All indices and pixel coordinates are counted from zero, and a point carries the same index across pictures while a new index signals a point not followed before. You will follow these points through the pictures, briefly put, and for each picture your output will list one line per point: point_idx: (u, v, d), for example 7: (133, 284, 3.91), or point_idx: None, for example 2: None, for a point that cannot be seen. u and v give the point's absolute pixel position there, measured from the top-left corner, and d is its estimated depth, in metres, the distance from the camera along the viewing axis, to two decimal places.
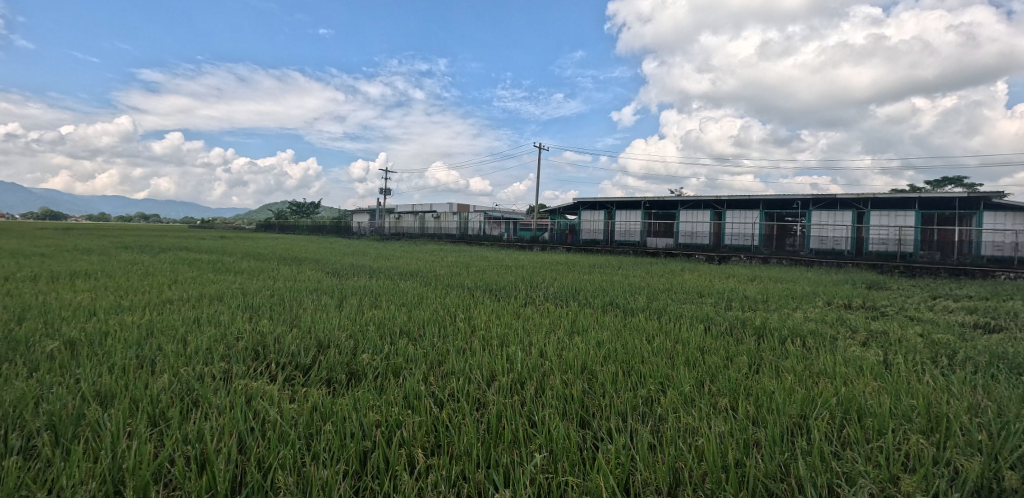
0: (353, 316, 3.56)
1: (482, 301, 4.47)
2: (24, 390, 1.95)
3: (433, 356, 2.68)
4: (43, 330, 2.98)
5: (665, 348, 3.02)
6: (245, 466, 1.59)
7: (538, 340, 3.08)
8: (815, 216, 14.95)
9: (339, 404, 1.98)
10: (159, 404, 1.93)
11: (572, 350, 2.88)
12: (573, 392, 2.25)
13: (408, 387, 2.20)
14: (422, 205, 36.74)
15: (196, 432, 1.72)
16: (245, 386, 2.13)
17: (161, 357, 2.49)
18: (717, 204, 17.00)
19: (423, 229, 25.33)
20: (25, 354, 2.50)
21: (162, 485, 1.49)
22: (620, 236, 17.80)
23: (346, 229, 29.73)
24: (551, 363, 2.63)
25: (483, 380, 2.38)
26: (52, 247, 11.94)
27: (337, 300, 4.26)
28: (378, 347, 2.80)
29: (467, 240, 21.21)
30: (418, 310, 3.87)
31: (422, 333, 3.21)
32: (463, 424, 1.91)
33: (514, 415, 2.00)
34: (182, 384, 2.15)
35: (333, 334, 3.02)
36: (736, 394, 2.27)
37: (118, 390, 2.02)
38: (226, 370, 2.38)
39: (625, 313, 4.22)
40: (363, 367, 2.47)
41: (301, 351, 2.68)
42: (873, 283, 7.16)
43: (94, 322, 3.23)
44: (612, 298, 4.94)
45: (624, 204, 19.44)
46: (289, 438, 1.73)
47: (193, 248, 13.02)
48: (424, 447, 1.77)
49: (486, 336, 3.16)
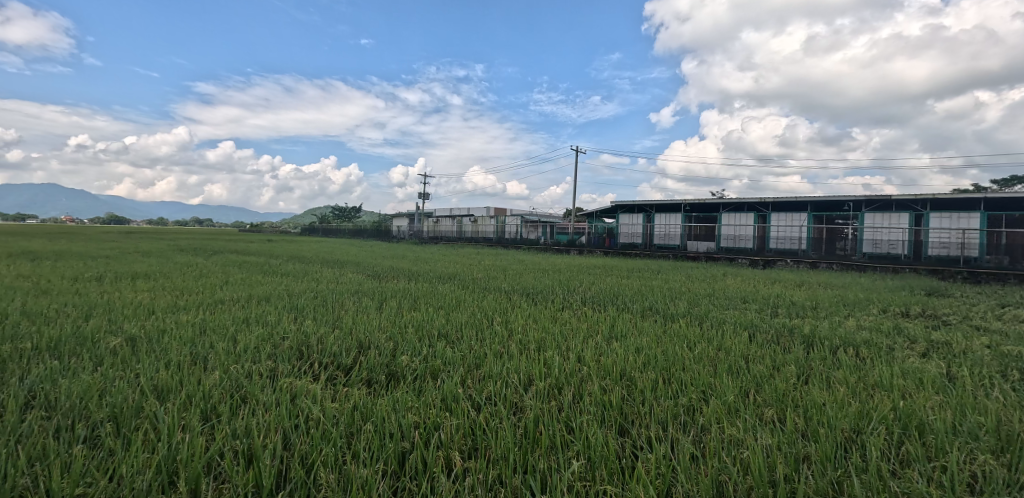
0: (393, 318, 3.63)
1: (519, 305, 4.47)
2: (89, 383, 2.08)
3: (471, 359, 2.70)
4: (107, 327, 3.18)
5: (707, 355, 2.93)
6: (289, 462, 1.64)
7: (576, 345, 3.05)
8: (868, 218, 14.22)
9: (379, 405, 2.01)
10: (210, 400, 2.01)
11: (610, 355, 2.83)
12: (611, 398, 2.21)
13: (445, 389, 2.22)
14: (461, 209, 37.29)
15: (245, 428, 1.79)
16: (289, 385, 2.20)
17: (213, 354, 2.62)
18: (761, 207, 16.42)
19: (461, 233, 25.63)
20: (90, 349, 2.67)
21: (212, 477, 1.55)
22: (659, 239, 17.46)
23: (386, 232, 30.41)
24: (588, 369, 2.60)
25: (521, 384, 2.38)
26: (117, 249, 12.77)
27: (378, 303, 4.35)
28: (417, 350, 2.84)
29: (504, 244, 21.31)
30: (455, 313, 3.91)
31: (459, 336, 3.24)
32: (500, 428, 1.91)
33: (551, 420, 1.98)
34: (232, 380, 2.24)
35: (373, 335, 3.09)
36: (783, 405, 2.17)
37: (173, 385, 2.14)
38: (272, 368, 2.47)
39: (665, 319, 4.13)
40: (402, 369, 2.52)
41: (343, 351, 2.76)
42: (933, 290, 6.72)
43: (153, 320, 3.42)
44: (651, 303, 4.85)
45: (663, 206, 19.06)
46: (331, 435, 1.78)
47: (244, 251, 13.64)
48: (462, 450, 1.78)
49: (523, 340, 3.16)
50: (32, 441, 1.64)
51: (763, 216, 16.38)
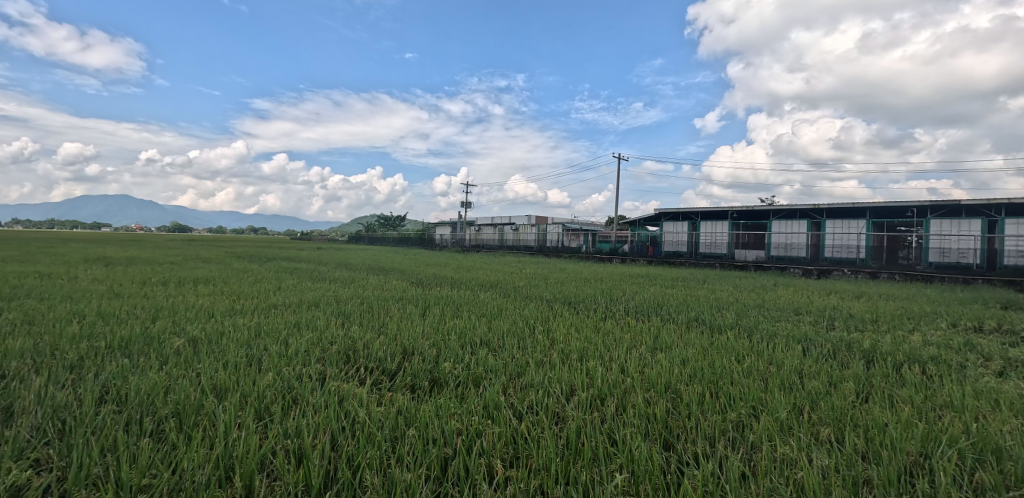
0: (436, 325, 3.69)
1: (561, 314, 4.44)
2: (157, 380, 2.23)
3: (513, 367, 2.70)
4: (172, 329, 3.39)
5: (757, 370, 2.81)
6: (337, 463, 1.69)
7: (619, 356, 3.00)
8: (934, 225, 13.31)
9: (423, 410, 2.05)
10: (264, 400, 2.10)
11: (654, 367, 2.77)
12: (654, 411, 2.16)
13: (487, 396, 2.23)
14: (502, 218, 37.62)
15: (296, 428, 1.86)
16: (337, 388, 2.27)
17: (267, 356, 2.74)
18: (815, 214, 15.69)
19: (501, 241, 25.78)
20: (157, 349, 2.85)
21: (266, 474, 1.62)
22: (705, 248, 16.97)
23: (429, 240, 30.96)
24: (632, 380, 2.55)
25: (563, 394, 2.36)
26: (179, 256, 13.58)
27: (421, 310, 4.43)
28: (459, 357, 2.87)
29: (545, 252, 21.26)
30: (497, 321, 3.93)
31: (501, 344, 3.25)
32: (542, 437, 1.90)
33: (594, 432, 1.96)
34: (284, 382, 2.34)
35: (417, 341, 3.14)
36: (841, 425, 2.06)
37: (230, 385, 2.25)
38: (321, 371, 2.56)
39: (711, 331, 3.99)
40: (445, 375, 2.55)
41: (388, 357, 2.82)
42: (1011, 303, 6.21)
43: (213, 323, 3.61)
44: (697, 314, 4.71)
45: (709, 214, 18.54)
46: (376, 439, 1.82)
47: (294, 258, 14.19)
48: (504, 458, 1.78)
49: (564, 350, 3.13)
50: (105, 434, 1.76)
51: (817, 223, 15.65)
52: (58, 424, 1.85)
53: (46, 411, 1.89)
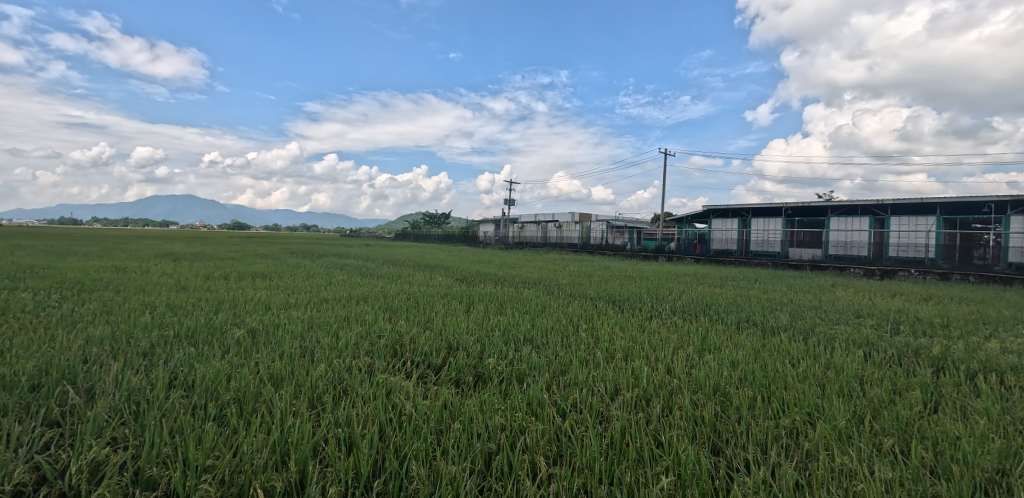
0: (480, 321, 3.73)
1: (605, 312, 4.38)
2: (219, 368, 2.36)
3: (556, 365, 2.69)
4: (233, 320, 3.59)
5: (814, 375, 2.67)
6: (384, 453, 1.73)
7: (665, 356, 2.93)
8: (1015, 222, 12.24)
9: (467, 405, 2.07)
10: (316, 390, 2.19)
11: (702, 368, 2.69)
12: (703, 414, 2.10)
13: (531, 393, 2.24)
14: (546, 216, 37.56)
15: (346, 418, 1.92)
16: (385, 381, 2.33)
17: (319, 348, 2.85)
18: (879, 210, 14.75)
19: (545, 239, 25.71)
20: (219, 339, 3.03)
21: (319, 460, 1.69)
22: (757, 246, 16.31)
23: (473, 237, 31.29)
24: (678, 381, 2.48)
25: (607, 393, 2.33)
26: (238, 252, 14.32)
27: (466, 306, 4.48)
28: (503, 353, 2.89)
29: (588, 250, 21.03)
30: (541, 318, 3.93)
31: (545, 341, 3.24)
32: (586, 437, 1.88)
33: (639, 433, 1.92)
34: (335, 373, 2.43)
35: (461, 337, 3.18)
36: (907, 435, 1.93)
37: (286, 374, 2.36)
38: (370, 364, 2.64)
39: (764, 332, 3.83)
40: (489, 371, 2.57)
41: (433, 351, 2.88)
42: None
43: (269, 315, 3.80)
44: (748, 315, 4.54)
45: (762, 211, 17.80)
46: (422, 431, 1.86)
47: (344, 254, 14.69)
48: (547, 455, 1.77)
49: (609, 348, 3.09)
50: (175, 416, 1.88)
51: (881, 221, 14.73)
52: (133, 406, 1.99)
53: (124, 395, 2.04)
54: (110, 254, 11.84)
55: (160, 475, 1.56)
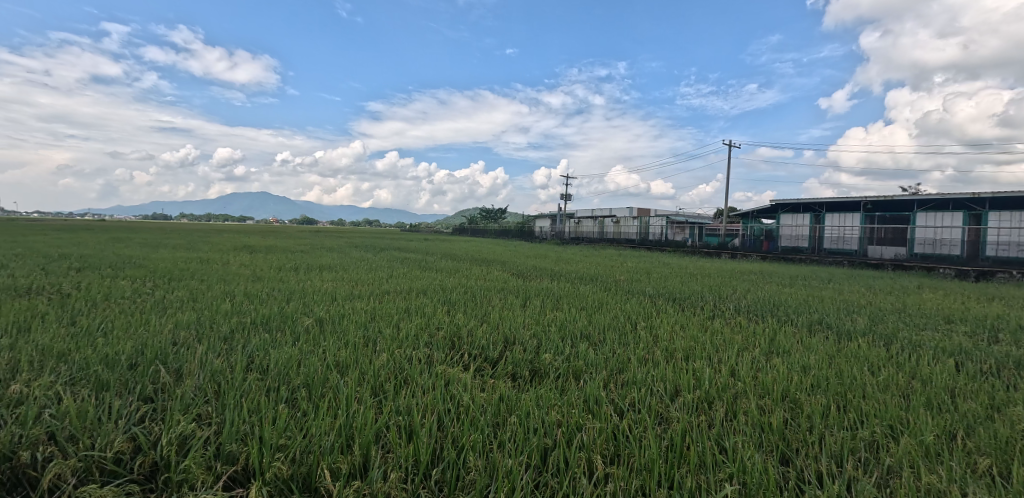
0: (536, 316, 3.73)
1: (664, 310, 4.25)
2: (290, 354, 2.51)
3: (614, 363, 2.64)
4: (302, 309, 3.80)
5: (897, 384, 2.46)
6: (442, 443, 1.77)
7: (728, 357, 2.81)
8: None
9: (524, 399, 2.07)
10: (379, 378, 2.27)
11: (770, 372, 2.55)
12: (771, 420, 1.98)
13: (588, 390, 2.21)
14: (603, 212, 37.06)
15: (407, 406, 1.98)
16: (443, 372, 2.38)
17: (381, 338, 2.96)
18: (974, 204, 13.38)
19: (602, 234, 25.33)
20: (291, 326, 3.22)
21: (381, 445, 1.75)
22: (831, 243, 15.27)
23: (529, 233, 31.36)
24: (744, 384, 2.37)
25: (666, 394, 2.27)
26: (307, 245, 15.13)
27: (522, 301, 4.48)
28: (560, 348, 2.88)
29: (647, 245, 20.52)
30: (598, 315, 3.88)
31: (602, 338, 3.19)
32: (645, 438, 1.83)
33: (701, 436, 1.85)
34: (396, 362, 2.51)
35: (518, 331, 3.20)
36: (1008, 457, 1.74)
37: (351, 362, 2.46)
38: (429, 355, 2.70)
39: (839, 336, 3.57)
40: (545, 366, 2.57)
41: (490, 345, 2.91)
42: None
43: (336, 305, 3.99)
44: (821, 316, 4.25)
45: (837, 205, 16.63)
46: (479, 423, 1.88)
47: (404, 248, 15.18)
48: (604, 455, 1.74)
49: (669, 347, 3.00)
50: (252, 397, 2.01)
51: (976, 216, 13.36)
52: (215, 386, 2.15)
53: (207, 375, 2.21)
54: (196, 246, 12.89)
55: (238, 451, 1.67)
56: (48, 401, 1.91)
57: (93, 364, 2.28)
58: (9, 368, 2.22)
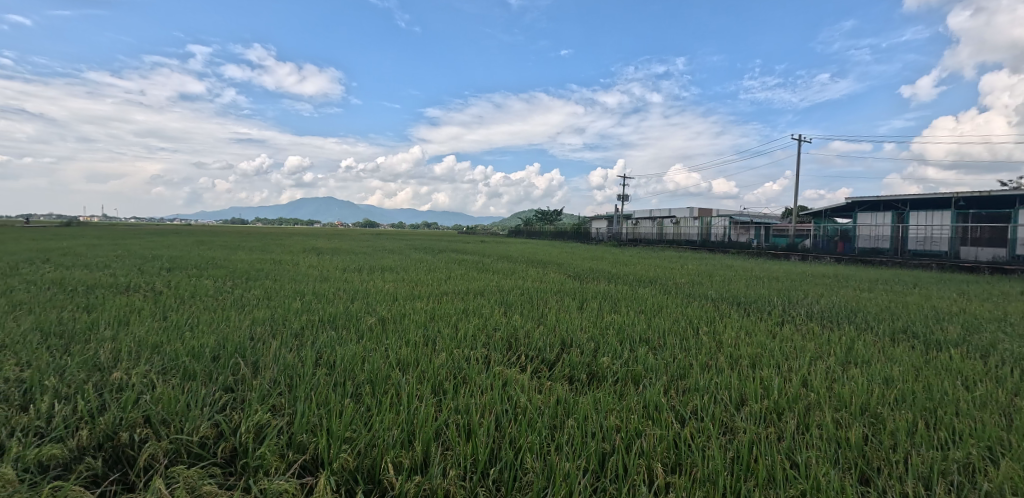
0: (594, 319, 3.68)
1: (728, 314, 4.08)
2: (355, 352, 2.62)
3: (675, 369, 2.55)
4: (366, 308, 3.96)
5: (997, 401, 2.22)
6: (500, 443, 1.78)
7: (799, 366, 2.65)
8: None
9: (582, 402, 2.05)
10: (438, 377, 2.32)
11: (847, 383, 2.37)
12: (848, 435, 1.85)
13: (648, 396, 2.15)
14: (662, 212, 36.10)
15: (465, 406, 2.01)
16: (501, 372, 2.40)
17: (440, 338, 3.03)
18: None
19: (661, 236, 24.64)
20: (355, 325, 3.37)
21: (441, 442, 1.79)
22: (916, 244, 14.05)
23: (585, 234, 31.00)
24: (817, 395, 2.22)
25: (732, 403, 2.17)
26: (370, 247, 15.74)
27: (579, 303, 4.44)
28: (618, 352, 2.82)
29: (709, 247, 19.75)
30: (658, 318, 3.77)
31: (662, 343, 3.11)
32: (708, 448, 1.76)
33: (770, 450, 1.75)
34: (455, 362, 2.56)
35: (575, 334, 3.17)
36: None
37: (412, 361, 2.53)
38: (487, 356, 2.73)
39: (928, 346, 3.27)
40: (603, 370, 2.53)
41: (547, 347, 2.90)
42: None
43: (397, 305, 4.12)
44: (906, 324, 3.91)
45: (924, 202, 15.26)
46: (537, 425, 1.87)
47: (462, 250, 15.44)
48: (665, 463, 1.69)
49: (733, 354, 2.87)
50: (321, 390, 2.12)
51: None
52: (288, 379, 2.28)
53: (280, 369, 2.35)
54: (269, 248, 13.72)
55: (308, 441, 1.76)
56: (144, 387, 2.10)
57: (182, 355, 2.48)
58: (112, 357, 2.46)
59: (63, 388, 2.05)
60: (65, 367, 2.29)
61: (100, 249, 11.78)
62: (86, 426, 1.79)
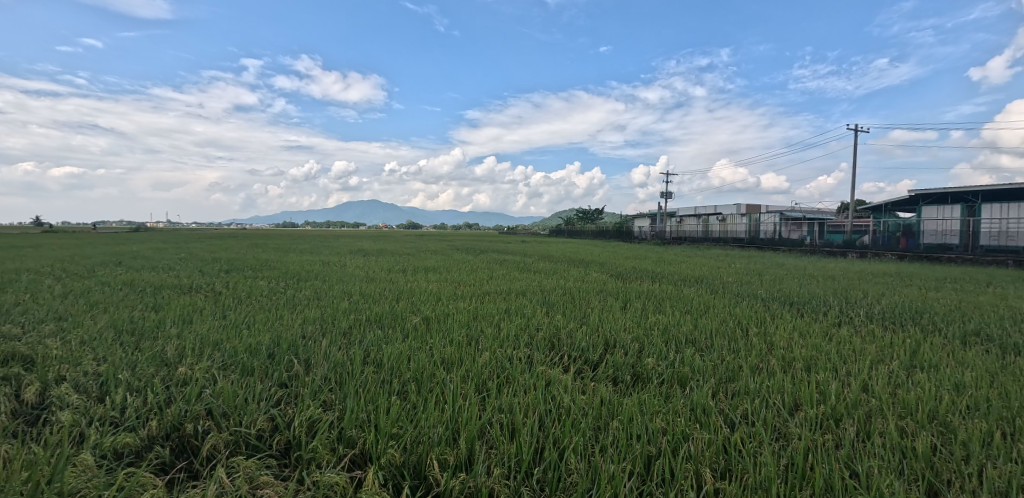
0: (638, 319, 3.62)
1: (780, 315, 3.91)
2: (400, 351, 2.68)
3: (722, 371, 2.47)
4: (411, 308, 4.05)
5: None
6: (544, 443, 1.78)
7: (858, 370, 2.51)
8: None
9: (626, 404, 2.02)
10: (482, 376, 2.34)
11: (912, 389, 2.23)
12: (915, 445, 1.73)
13: (695, 398, 2.10)
14: (707, 209, 35.09)
15: (509, 405, 2.02)
16: (544, 372, 2.40)
17: (482, 337, 3.05)
18: None
19: (707, 233, 23.92)
20: (401, 324, 3.44)
21: (485, 441, 1.80)
22: (990, 239, 13.01)
23: (627, 233, 30.49)
24: (879, 401, 2.10)
25: (785, 407, 2.08)
26: (413, 249, 16.06)
27: (622, 303, 4.37)
28: (663, 353, 2.76)
29: (758, 244, 19.02)
30: (704, 319, 3.66)
31: (709, 344, 3.02)
32: (760, 454, 1.69)
33: (828, 458, 1.66)
34: (498, 362, 2.58)
35: (618, 334, 3.12)
36: None
37: (456, 360, 2.56)
38: (529, 356, 2.73)
39: (1004, 350, 3.03)
40: (648, 371, 2.48)
41: (590, 347, 2.87)
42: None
43: (440, 305, 4.19)
44: (979, 326, 3.63)
45: (999, 194, 14.11)
46: (580, 425, 1.86)
47: (502, 250, 15.54)
48: (713, 468, 1.65)
49: (786, 356, 2.75)
50: (369, 388, 2.18)
51: None
52: (338, 375, 2.36)
53: (331, 366, 2.44)
54: (319, 250, 14.39)
55: (358, 436, 1.81)
56: (206, 382, 2.23)
57: (240, 352, 2.62)
58: (177, 353, 2.62)
59: (136, 381, 2.20)
60: (136, 362, 2.46)
61: (166, 252, 12.59)
62: (156, 417, 1.92)
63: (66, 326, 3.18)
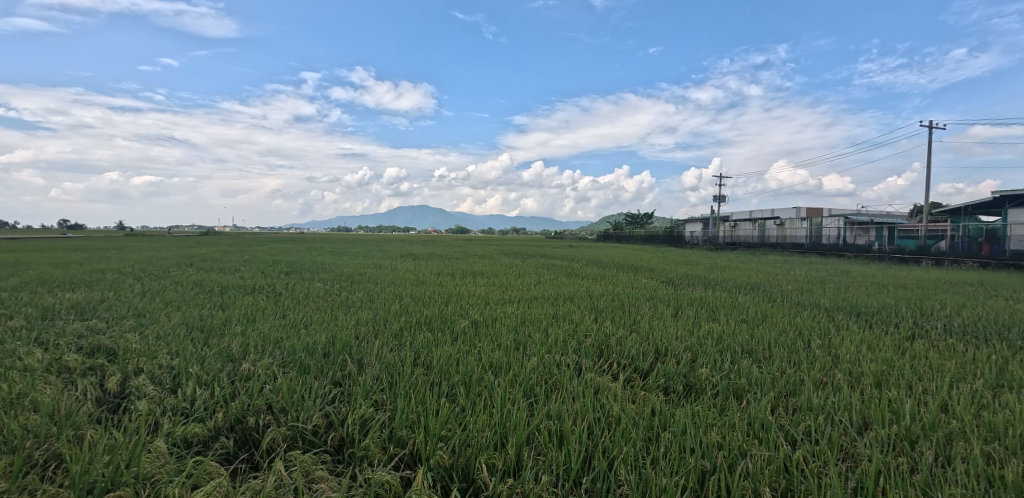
0: (690, 327, 3.51)
1: (846, 326, 3.68)
2: (449, 354, 2.71)
3: (782, 384, 2.35)
4: (459, 311, 4.11)
5: None
6: (593, 452, 1.75)
7: (937, 389, 2.31)
8: None
9: (678, 415, 1.95)
10: (530, 382, 2.34)
11: (1001, 411, 2.03)
12: (1004, 473, 1.58)
13: (753, 411, 2.00)
14: (764, 213, 33.68)
15: (557, 412, 2.00)
16: (593, 380, 2.37)
17: (530, 342, 3.05)
18: None
19: (764, 238, 22.90)
20: (450, 327, 3.49)
21: (533, 447, 1.79)
22: None
23: (678, 237, 29.62)
24: (961, 423, 1.93)
25: (852, 425, 1.95)
26: (462, 253, 16.29)
27: (674, 310, 4.25)
28: (718, 363, 2.66)
29: (821, 250, 18.08)
30: (762, 328, 3.50)
31: (768, 355, 2.87)
32: (825, 475, 1.60)
33: (901, 484, 1.54)
34: (546, 367, 2.56)
35: (670, 343, 3.03)
36: None
37: (504, 365, 2.56)
38: (578, 362, 2.70)
39: None
40: (701, 382, 2.39)
41: (640, 356, 2.81)
42: None
43: (488, 309, 4.22)
44: None
45: None
46: (630, 435, 1.82)
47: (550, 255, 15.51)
48: (773, 487, 1.57)
49: (853, 370, 2.58)
50: (419, 390, 2.23)
51: None
52: (389, 376, 2.42)
53: (382, 367, 2.51)
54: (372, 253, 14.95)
55: (408, 437, 1.85)
56: (266, 378, 2.34)
57: (298, 351, 2.74)
58: (241, 350, 2.77)
59: (204, 375, 2.35)
60: (204, 357, 2.62)
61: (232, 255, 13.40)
62: (222, 410, 2.04)
63: (144, 322, 3.44)
